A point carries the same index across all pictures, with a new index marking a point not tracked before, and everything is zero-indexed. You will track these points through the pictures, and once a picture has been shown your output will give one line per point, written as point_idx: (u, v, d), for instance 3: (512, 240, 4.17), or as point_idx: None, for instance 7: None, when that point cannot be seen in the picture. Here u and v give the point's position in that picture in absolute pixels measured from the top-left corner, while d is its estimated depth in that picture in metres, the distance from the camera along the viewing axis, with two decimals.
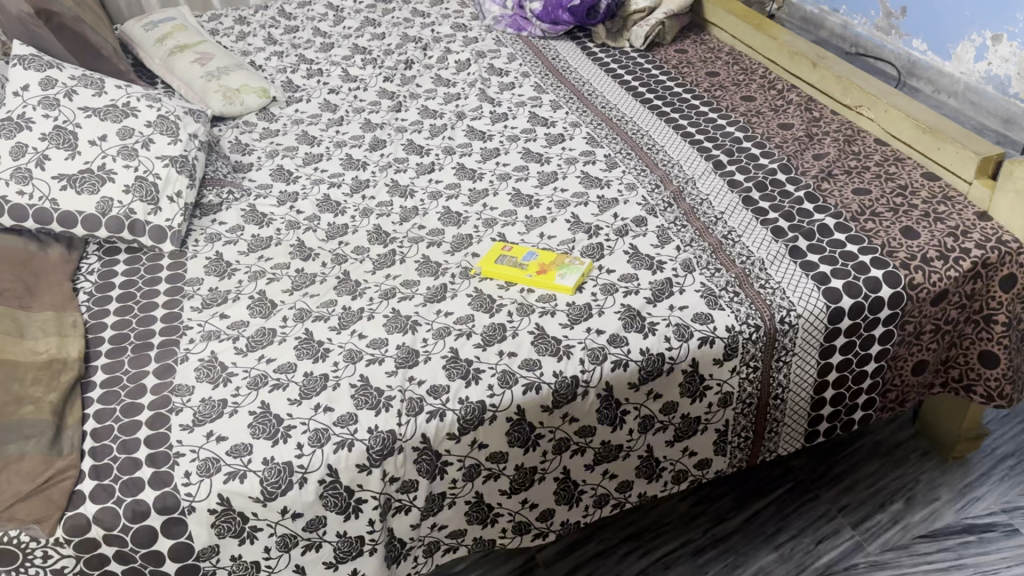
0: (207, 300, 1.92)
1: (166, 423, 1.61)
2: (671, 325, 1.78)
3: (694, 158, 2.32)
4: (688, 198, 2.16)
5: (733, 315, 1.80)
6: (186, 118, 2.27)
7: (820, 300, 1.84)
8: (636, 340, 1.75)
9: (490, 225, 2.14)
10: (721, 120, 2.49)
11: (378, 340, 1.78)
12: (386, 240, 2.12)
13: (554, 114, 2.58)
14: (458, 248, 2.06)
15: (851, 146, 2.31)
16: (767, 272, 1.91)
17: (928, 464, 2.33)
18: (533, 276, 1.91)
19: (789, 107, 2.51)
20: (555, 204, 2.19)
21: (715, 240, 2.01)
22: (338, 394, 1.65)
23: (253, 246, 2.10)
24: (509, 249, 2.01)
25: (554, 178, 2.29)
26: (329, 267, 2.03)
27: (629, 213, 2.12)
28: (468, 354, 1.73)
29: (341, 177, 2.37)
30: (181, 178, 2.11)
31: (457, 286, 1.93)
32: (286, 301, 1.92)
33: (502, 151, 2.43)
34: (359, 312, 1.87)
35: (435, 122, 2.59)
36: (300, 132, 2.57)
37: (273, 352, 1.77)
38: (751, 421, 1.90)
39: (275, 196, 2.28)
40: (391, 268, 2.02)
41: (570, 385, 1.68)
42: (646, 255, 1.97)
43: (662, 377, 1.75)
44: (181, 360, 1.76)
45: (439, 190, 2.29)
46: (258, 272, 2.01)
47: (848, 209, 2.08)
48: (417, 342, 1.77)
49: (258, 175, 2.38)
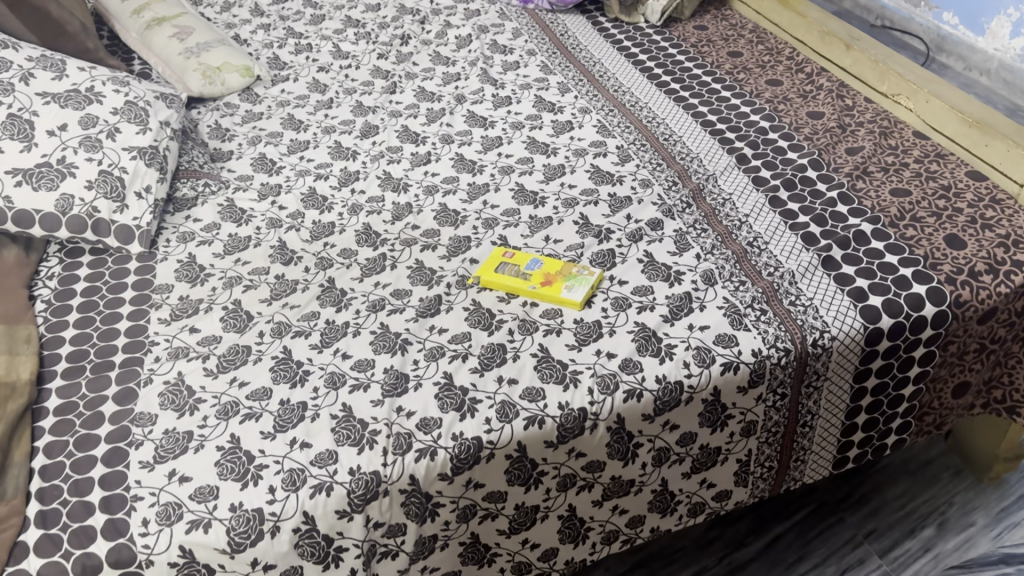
0: (177, 311, 1.75)
1: (124, 460, 1.44)
2: (691, 349, 1.59)
3: (715, 151, 2.12)
4: (709, 197, 1.97)
5: (759, 337, 1.61)
6: (157, 104, 2.06)
7: (857, 319, 1.65)
8: (652, 366, 1.56)
9: (491, 226, 1.94)
10: (744, 106, 2.28)
11: (363, 362, 1.60)
12: (376, 241, 1.93)
13: (562, 98, 2.37)
14: (455, 253, 1.88)
15: (888, 139, 2.11)
16: (798, 285, 1.71)
17: (962, 485, 2.16)
18: (536, 287, 1.72)
19: (819, 92, 2.30)
20: (562, 202, 1.99)
21: (739, 247, 1.81)
22: (316, 427, 1.48)
23: (230, 248, 1.91)
24: (511, 256, 1.82)
25: (561, 172, 2.09)
26: (312, 273, 1.84)
27: (643, 215, 1.92)
28: (464, 380, 1.55)
29: (329, 168, 2.17)
30: (150, 172, 1.93)
31: (453, 298, 1.75)
32: (263, 314, 1.74)
33: (505, 141, 2.23)
34: (344, 328, 1.69)
35: (432, 106, 2.39)
36: (286, 116, 2.37)
37: (246, 375, 1.59)
38: (776, 451, 1.73)
39: (256, 190, 2.10)
40: (381, 275, 1.83)
41: (577, 418, 1.50)
42: (663, 265, 1.78)
43: (680, 408, 1.56)
44: (144, 383, 1.59)
45: (435, 184, 2.10)
46: (233, 278, 1.83)
47: (887, 212, 1.88)
48: (407, 364, 1.59)
49: (238, 165, 2.18)
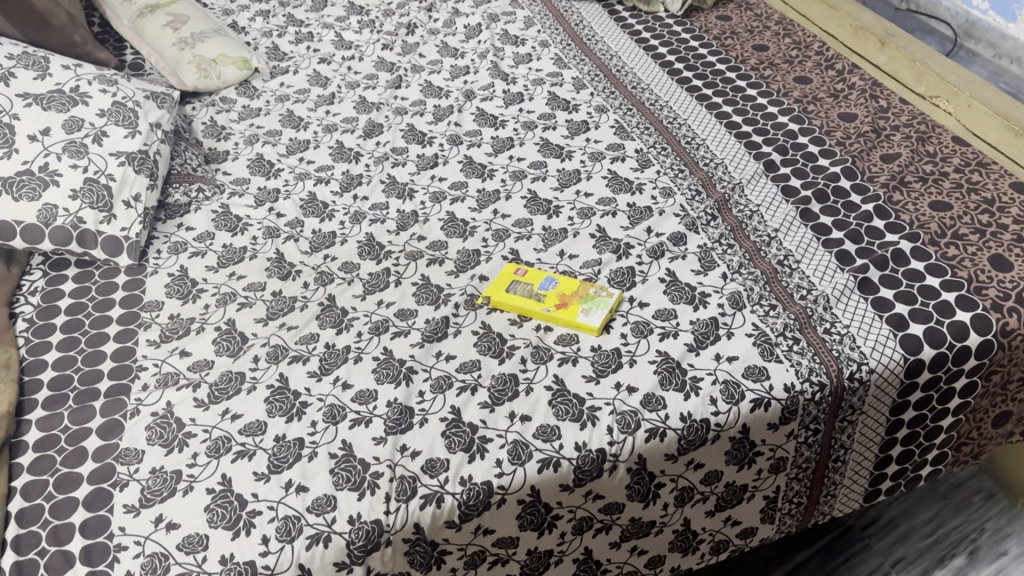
0: (167, 332, 1.64)
1: (107, 503, 1.34)
2: (718, 383, 1.48)
3: (741, 157, 1.99)
4: (735, 208, 1.84)
5: (792, 370, 1.50)
6: (147, 104, 1.93)
7: (897, 350, 1.53)
8: (676, 403, 1.45)
9: (502, 238, 1.82)
10: (772, 106, 2.14)
11: (365, 393, 1.49)
12: (380, 254, 1.81)
13: (577, 96, 2.24)
14: (463, 268, 1.76)
15: (926, 145, 1.97)
16: (833, 311, 1.60)
17: (995, 510, 2.05)
18: (551, 310, 1.61)
19: (851, 91, 2.16)
20: (578, 212, 1.87)
21: (769, 266, 1.69)
22: (314, 468, 1.37)
23: (224, 261, 1.80)
24: (523, 273, 1.70)
25: (576, 178, 1.97)
26: (312, 289, 1.73)
27: (665, 228, 1.80)
28: (473, 416, 1.44)
29: (330, 170, 2.05)
30: (140, 179, 1.81)
31: (461, 320, 1.64)
32: (258, 336, 1.62)
33: (517, 142, 2.10)
34: (345, 353, 1.58)
35: (440, 102, 2.26)
36: (285, 112, 2.25)
37: (239, 406, 1.48)
38: (805, 486, 1.62)
39: (252, 194, 1.97)
40: (385, 292, 1.71)
41: (596, 460, 1.39)
42: (687, 286, 1.66)
43: (706, 446, 1.46)
44: (131, 414, 1.48)
45: (442, 190, 1.98)
46: (227, 295, 1.71)
47: (927, 228, 1.76)
48: (412, 396, 1.48)
49: (234, 166, 2.06)
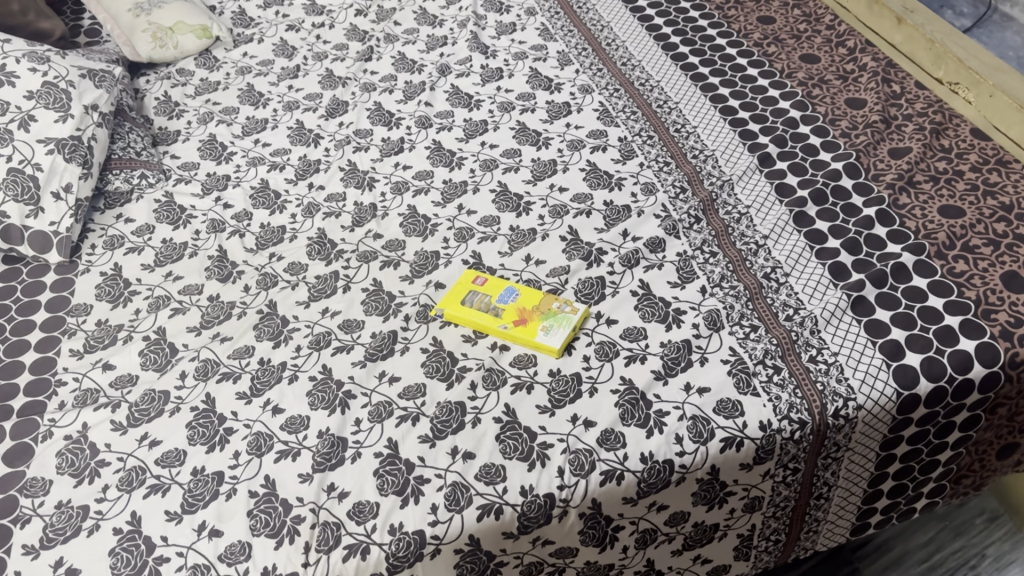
0: (92, 341, 1.51)
1: (5, 543, 1.23)
2: (686, 419, 1.33)
3: (734, 149, 1.81)
4: (722, 209, 1.67)
5: (769, 406, 1.34)
6: (83, 83, 1.78)
7: (889, 384, 1.37)
8: (637, 441, 1.30)
9: (464, 238, 1.66)
10: (773, 89, 1.95)
11: (296, 420, 1.36)
12: (330, 254, 1.66)
13: (561, 73, 2.06)
14: (419, 272, 1.60)
15: (939, 138, 1.78)
16: (821, 335, 1.43)
17: (999, 534, 1.88)
18: (508, 327, 1.46)
19: (862, 73, 1.96)
20: (550, 210, 1.71)
21: (753, 280, 1.53)
22: (230, 509, 1.25)
23: (161, 259, 1.66)
24: (483, 283, 1.54)
25: (551, 171, 1.80)
26: (252, 294, 1.59)
27: (643, 232, 1.64)
28: (411, 452, 1.30)
29: (286, 155, 1.89)
30: (71, 168, 1.66)
31: (410, 335, 1.49)
32: (188, 348, 1.49)
33: (491, 126, 1.93)
34: (279, 371, 1.44)
35: (412, 78, 2.09)
36: (245, 86, 2.09)
37: (160, 432, 1.36)
38: (785, 524, 1.48)
39: (200, 181, 1.83)
40: (331, 299, 1.57)
41: (543, 506, 1.25)
42: (660, 301, 1.50)
43: (670, 489, 1.31)
44: (42, 437, 1.37)
45: (405, 180, 1.81)
46: (161, 299, 1.58)
47: (934, 238, 1.58)
48: (347, 426, 1.34)
49: (183, 149, 1.91)
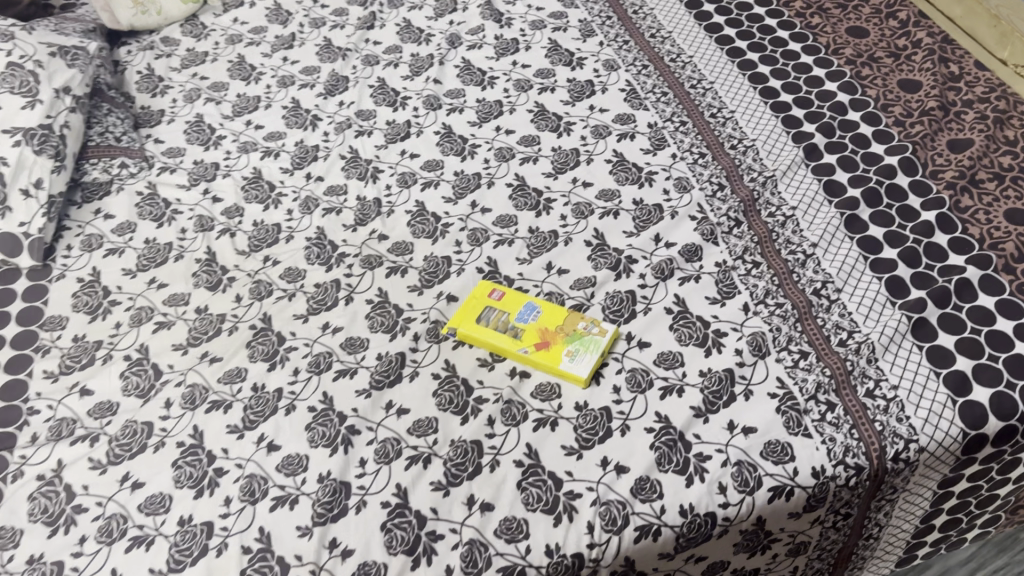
0: (67, 361, 1.37)
1: None
2: (730, 465, 1.19)
3: (776, 138, 1.63)
4: (765, 211, 1.51)
5: (823, 449, 1.20)
6: (53, 63, 1.60)
7: (954, 422, 1.22)
8: (675, 490, 1.16)
9: (478, 241, 1.50)
10: (818, 68, 1.76)
11: (294, 461, 1.22)
12: (331, 258, 1.50)
13: (583, 46, 1.87)
14: (429, 282, 1.45)
15: (1004, 129, 1.60)
16: (879, 364, 1.28)
17: None
18: (529, 351, 1.31)
19: (916, 50, 1.77)
20: (573, 209, 1.54)
21: (801, 296, 1.37)
22: (221, 568, 1.12)
23: (143, 262, 1.51)
24: (499, 297, 1.39)
25: (574, 162, 1.63)
26: (245, 305, 1.43)
27: (677, 237, 1.47)
28: (422, 501, 1.16)
29: (281, 140, 1.72)
30: (41, 162, 1.49)
31: (420, 358, 1.34)
32: (174, 370, 1.35)
33: (506, 108, 1.75)
34: (275, 400, 1.30)
35: (418, 50, 1.90)
36: (236, 58, 1.90)
37: (143, 472, 1.23)
38: (829, 564, 1.35)
39: (186, 170, 1.66)
40: (332, 312, 1.42)
41: (570, 567, 1.12)
42: (698, 320, 1.35)
43: (711, 541, 1.18)
44: (13, 477, 1.23)
45: (413, 170, 1.65)
46: (144, 311, 1.43)
47: (1001, 249, 1.41)
48: (350, 468, 1.21)
49: (168, 132, 1.74)
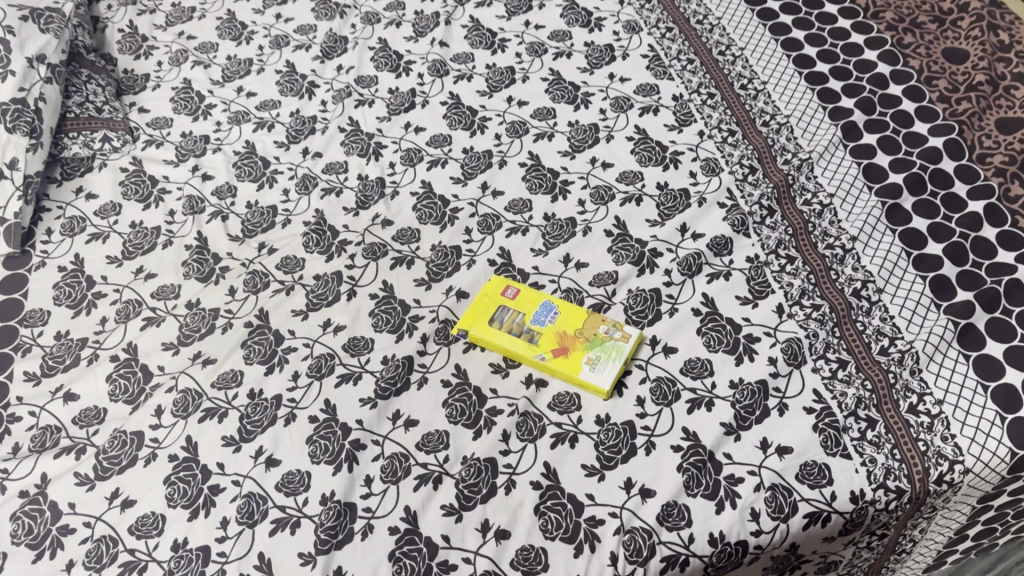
0: (50, 362, 1.28)
1: None
2: (763, 489, 1.11)
3: (812, 115, 1.51)
4: (800, 198, 1.40)
5: (862, 472, 1.12)
6: (25, 28, 1.46)
7: (1002, 442, 1.13)
8: (704, 517, 1.09)
9: (490, 229, 1.40)
10: (857, 34, 1.63)
11: (295, 478, 1.14)
12: (331, 246, 1.39)
13: (602, 4, 1.73)
14: (437, 275, 1.35)
15: None
16: (923, 376, 1.19)
17: None
18: (546, 358, 1.22)
19: (963, 14, 1.63)
20: (592, 192, 1.43)
21: (840, 297, 1.28)
22: None
23: (130, 249, 1.40)
24: (514, 295, 1.29)
25: (592, 139, 1.51)
26: (239, 299, 1.33)
27: (705, 227, 1.37)
28: (433, 526, 1.09)
29: (275, 109, 1.59)
30: (15, 140, 1.38)
31: (429, 362, 1.25)
32: (165, 373, 1.26)
33: (519, 75, 1.62)
34: (274, 408, 1.21)
35: (423, 7, 1.76)
36: (225, 14, 1.76)
37: (133, 489, 1.15)
38: None
39: (173, 144, 1.54)
40: (334, 308, 1.32)
41: None
42: (729, 324, 1.26)
43: (740, 569, 1.10)
44: None
45: (418, 146, 1.53)
46: (131, 305, 1.33)
47: None
48: (356, 487, 1.13)
49: (153, 100, 1.61)
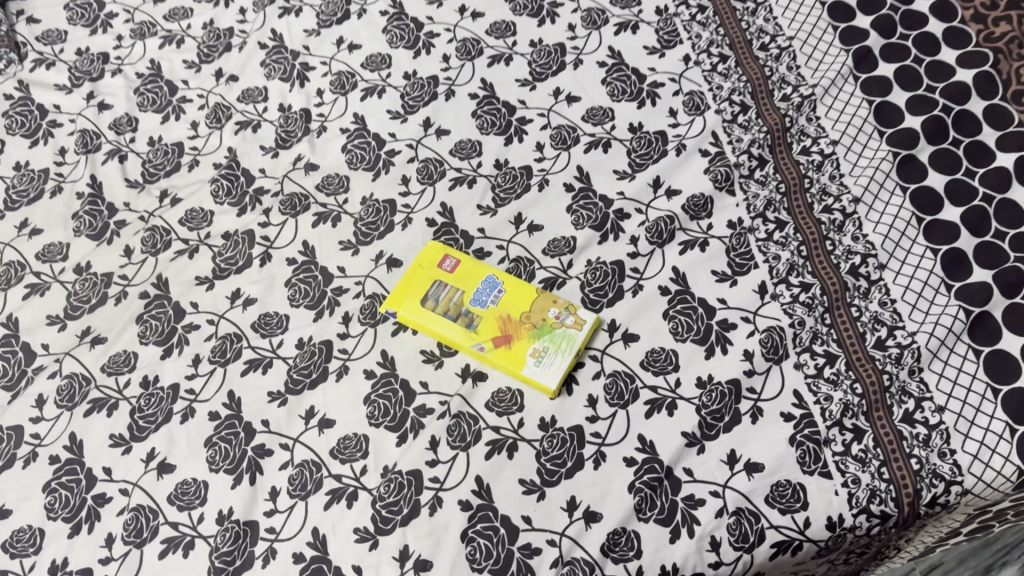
0: None
1: None
2: (726, 514, 0.95)
3: (820, 37, 1.25)
4: (797, 145, 1.18)
5: (842, 495, 0.95)
6: None
7: (1009, 460, 0.95)
8: (657, 547, 0.94)
9: (431, 179, 1.19)
10: None
11: (190, 489, 0.99)
12: (244, 197, 1.19)
13: None
14: (366, 237, 1.15)
15: None
16: (923, 377, 1.00)
17: None
18: (485, 348, 1.04)
19: None
20: (552, 134, 1.22)
21: (835, 274, 1.08)
22: None
23: (14, 197, 1.22)
24: (452, 267, 1.10)
25: (556, 64, 1.28)
26: (136, 262, 1.15)
27: (682, 182, 1.17)
28: (344, 553, 0.95)
29: (185, 19, 1.36)
30: None
31: (351, 347, 1.08)
32: (49, 353, 1.10)
33: None
34: (171, 401, 1.05)
35: None
36: None
37: (10, 497, 1.01)
38: None
39: (67, 63, 1.33)
40: (244, 276, 1.13)
41: None
42: (701, 307, 1.08)
43: None
44: None
45: (351, 69, 1.30)
46: (13, 268, 1.16)
47: None
48: (259, 502, 0.98)
49: (44, 7, 1.38)
